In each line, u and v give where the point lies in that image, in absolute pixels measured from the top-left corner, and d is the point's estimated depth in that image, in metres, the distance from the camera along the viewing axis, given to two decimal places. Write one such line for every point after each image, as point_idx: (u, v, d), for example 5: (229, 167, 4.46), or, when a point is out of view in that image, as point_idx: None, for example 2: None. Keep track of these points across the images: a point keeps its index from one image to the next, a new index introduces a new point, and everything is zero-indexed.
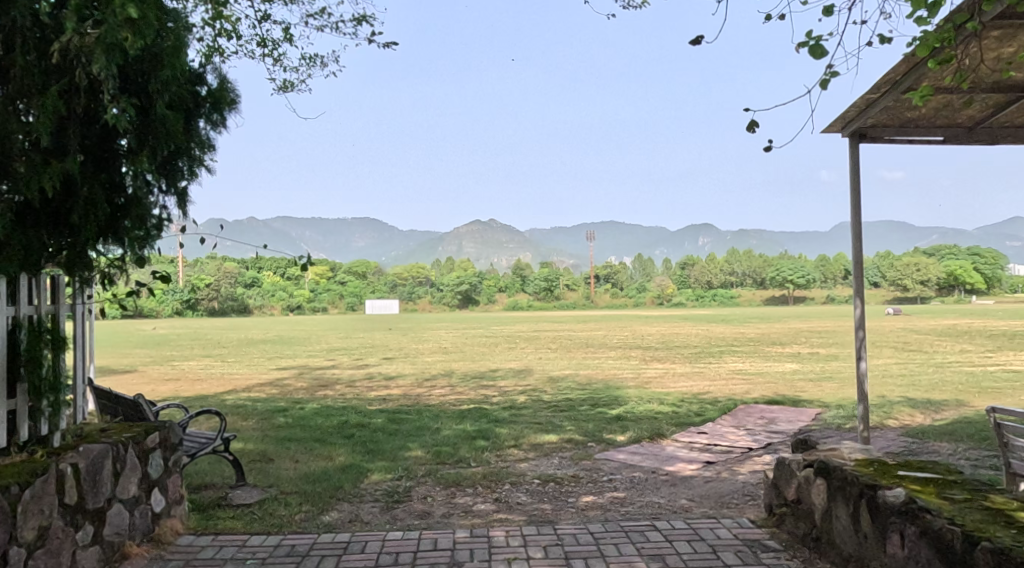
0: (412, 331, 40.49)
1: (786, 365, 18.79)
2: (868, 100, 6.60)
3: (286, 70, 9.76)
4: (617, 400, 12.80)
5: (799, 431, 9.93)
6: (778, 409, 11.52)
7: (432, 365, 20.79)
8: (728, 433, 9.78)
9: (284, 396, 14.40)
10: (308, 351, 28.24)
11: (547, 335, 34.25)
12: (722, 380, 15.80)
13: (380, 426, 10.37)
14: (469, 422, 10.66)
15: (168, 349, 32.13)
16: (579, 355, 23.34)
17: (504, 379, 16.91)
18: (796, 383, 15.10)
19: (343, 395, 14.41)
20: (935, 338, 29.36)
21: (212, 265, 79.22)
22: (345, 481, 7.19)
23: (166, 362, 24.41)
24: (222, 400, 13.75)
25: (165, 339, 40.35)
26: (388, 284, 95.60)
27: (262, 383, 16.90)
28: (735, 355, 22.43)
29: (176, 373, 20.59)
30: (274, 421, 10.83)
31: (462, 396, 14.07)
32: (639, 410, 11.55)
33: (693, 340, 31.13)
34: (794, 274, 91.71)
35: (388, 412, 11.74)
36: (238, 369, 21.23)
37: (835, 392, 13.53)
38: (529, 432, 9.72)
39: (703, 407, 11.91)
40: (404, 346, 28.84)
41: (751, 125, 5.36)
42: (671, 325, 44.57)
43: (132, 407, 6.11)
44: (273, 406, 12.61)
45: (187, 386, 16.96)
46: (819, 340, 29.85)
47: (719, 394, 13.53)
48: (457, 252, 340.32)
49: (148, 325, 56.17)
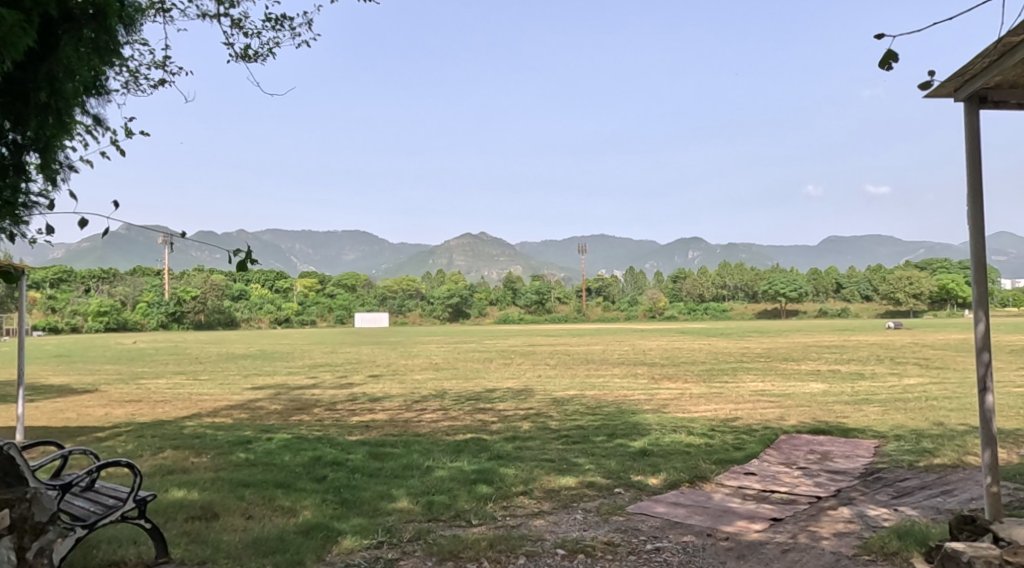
0: (402, 346, 38.50)
1: (813, 386, 16.98)
2: (1007, 47, 4.93)
3: (248, 35, 8.04)
4: (637, 428, 11.07)
5: (867, 470, 8.24)
6: (830, 442, 9.82)
7: (421, 384, 18.96)
8: (780, 475, 8.06)
9: (252, 422, 12.57)
10: (288, 367, 26.42)
11: (543, 350, 32.33)
12: (748, 403, 14.05)
13: (359, 465, 8.58)
14: (465, 459, 8.89)
15: (143, 364, 30.20)
16: (580, 372, 21.58)
17: (503, 400, 15.15)
18: (832, 407, 13.37)
19: (320, 422, 12.59)
20: (955, 354, 27.49)
21: (199, 277, 77.72)
22: (308, 551, 5.44)
23: (134, 379, 22.60)
24: (181, 427, 11.94)
25: (142, 354, 38.18)
26: (378, 296, 93.20)
27: (233, 406, 15.05)
28: (750, 373, 20.66)
29: (143, 392, 18.76)
30: (231, 456, 9.02)
31: (456, 423, 12.30)
32: (665, 443, 9.79)
33: (698, 355, 29.25)
34: (786, 285, 88.03)
35: (369, 444, 9.96)
36: (209, 389, 19.26)
37: (882, 419, 11.80)
38: (539, 473, 7.99)
39: (741, 437, 10.17)
40: (393, 363, 26.94)
41: (889, 59, 3.79)
42: (670, 340, 42.72)
43: (2, 459, 4.39)
44: (236, 437, 10.79)
45: (145, 409, 15.10)
46: (834, 355, 28.06)
47: (752, 421, 11.81)
48: (448, 266, 337.24)
49: (129, 340, 53.98)
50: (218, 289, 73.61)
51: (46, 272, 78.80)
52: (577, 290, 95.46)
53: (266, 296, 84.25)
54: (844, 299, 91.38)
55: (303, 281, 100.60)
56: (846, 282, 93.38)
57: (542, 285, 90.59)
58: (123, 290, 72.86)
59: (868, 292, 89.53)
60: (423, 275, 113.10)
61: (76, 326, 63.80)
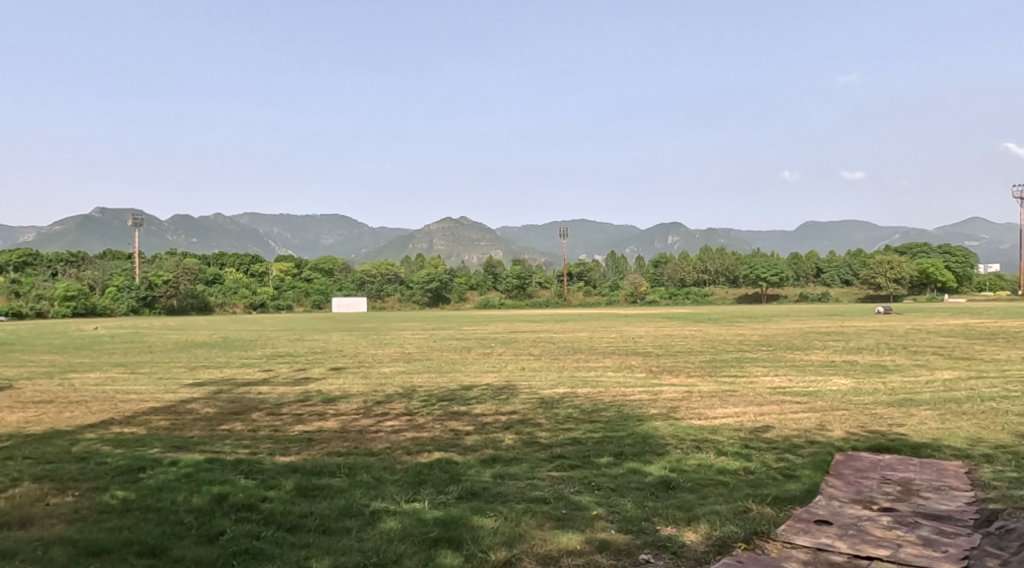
0: (375, 332, 35.91)
1: (838, 381, 14.75)
2: None
3: None
4: (650, 444, 8.68)
5: (979, 516, 6.00)
6: (904, 467, 7.51)
7: (388, 379, 16.49)
8: (867, 526, 5.76)
9: (166, 435, 10.04)
10: (244, 358, 23.75)
11: (525, 337, 29.97)
12: (774, 405, 11.74)
13: (277, 510, 6.15)
14: (426, 498, 6.46)
15: (89, 353, 27.37)
16: (567, 363, 19.28)
17: (481, 401, 12.74)
18: (875, 410, 11.10)
19: (252, 435, 10.07)
20: (969, 342, 25.37)
21: (171, 261, 74.62)
22: None
23: (65, 372, 19.88)
24: (71, 444, 9.39)
25: (97, 341, 35.41)
26: (356, 278, 89.97)
27: (157, 411, 12.49)
28: (758, 365, 18.34)
29: (64, 389, 16.12)
30: (104, 496, 6.51)
31: (422, 434, 9.83)
32: (690, 467, 7.48)
33: (694, 344, 26.88)
34: (767, 268, 84.46)
35: (302, 473, 7.49)
36: (143, 385, 16.68)
37: (947, 428, 9.57)
38: (530, 527, 5.65)
39: (787, 459, 7.82)
40: (361, 352, 24.43)
41: None
42: (658, 326, 40.57)
43: None
44: (132, 459, 8.27)
45: (49, 414, 12.48)
46: (838, 342, 26.02)
47: (789, 431, 9.49)
48: (427, 250, 332.88)
49: (90, 325, 51.28)
50: (191, 274, 70.71)
51: (12, 254, 75.47)
52: (558, 274, 92.96)
53: (241, 280, 81.42)
54: (824, 284, 89.88)
55: (279, 265, 97.39)
56: (825, 267, 92.05)
57: (522, 269, 87.37)
58: (91, 274, 69.72)
59: (848, 277, 88.35)
60: (401, 259, 109.92)
61: (41, 312, 60.05)
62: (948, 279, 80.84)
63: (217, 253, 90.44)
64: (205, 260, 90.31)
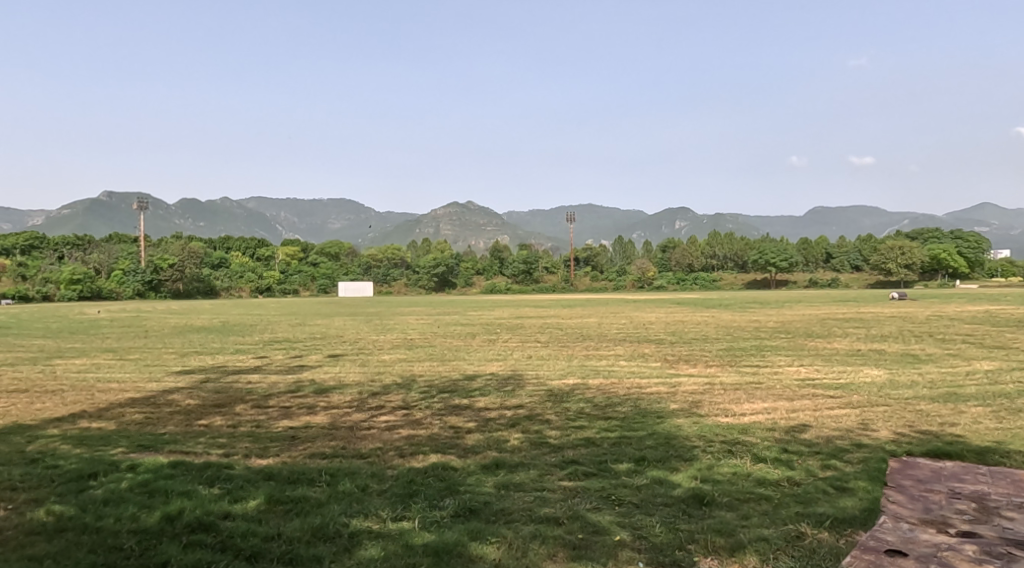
0: (379, 318, 34.93)
1: (872, 372, 13.62)
2: None
3: None
4: (674, 446, 7.63)
5: None
6: (973, 478, 6.47)
7: (386, 368, 15.49)
8: (948, 559, 4.77)
9: (136, 432, 9.05)
10: (240, 344, 22.76)
11: (531, 323, 28.90)
12: (807, 400, 10.65)
13: (238, 532, 5.17)
14: (415, 515, 5.48)
15: (82, 338, 26.43)
16: (577, 351, 18.26)
17: (486, 394, 11.70)
18: (921, 407, 10.01)
19: (231, 431, 9.08)
20: (995, 329, 24.18)
21: (177, 245, 73.68)
22: None
23: (50, 358, 18.94)
24: (27, 443, 8.40)
25: (95, 325, 34.45)
26: (361, 262, 88.83)
27: (135, 403, 11.51)
28: (781, 354, 17.20)
29: (42, 377, 15.13)
30: (38, 511, 5.53)
31: (419, 432, 8.83)
32: (725, 477, 6.44)
33: (707, 330, 25.77)
34: (776, 254, 82.76)
35: (274, 481, 6.49)
36: (126, 372, 15.70)
37: (1006, 429, 8.50)
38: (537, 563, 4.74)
39: (835, 468, 6.76)
40: (362, 338, 23.40)
41: None
42: (669, 312, 39.38)
43: None
44: (86, 460, 7.25)
45: (18, 405, 11.53)
46: (857, 329, 24.88)
47: (830, 431, 8.42)
48: (433, 235, 331.46)
49: (92, 309, 50.59)
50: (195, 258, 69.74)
51: (18, 238, 74.79)
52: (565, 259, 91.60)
53: (248, 264, 80.37)
54: (834, 269, 88.19)
55: (286, 249, 96.39)
56: (835, 252, 90.45)
57: (529, 254, 86.03)
58: (97, 257, 68.96)
59: (858, 262, 86.62)
60: (407, 244, 108.84)
61: (48, 295, 59.14)
62: (961, 264, 79.23)
63: (223, 236, 89.90)
64: (211, 244, 89.28)
